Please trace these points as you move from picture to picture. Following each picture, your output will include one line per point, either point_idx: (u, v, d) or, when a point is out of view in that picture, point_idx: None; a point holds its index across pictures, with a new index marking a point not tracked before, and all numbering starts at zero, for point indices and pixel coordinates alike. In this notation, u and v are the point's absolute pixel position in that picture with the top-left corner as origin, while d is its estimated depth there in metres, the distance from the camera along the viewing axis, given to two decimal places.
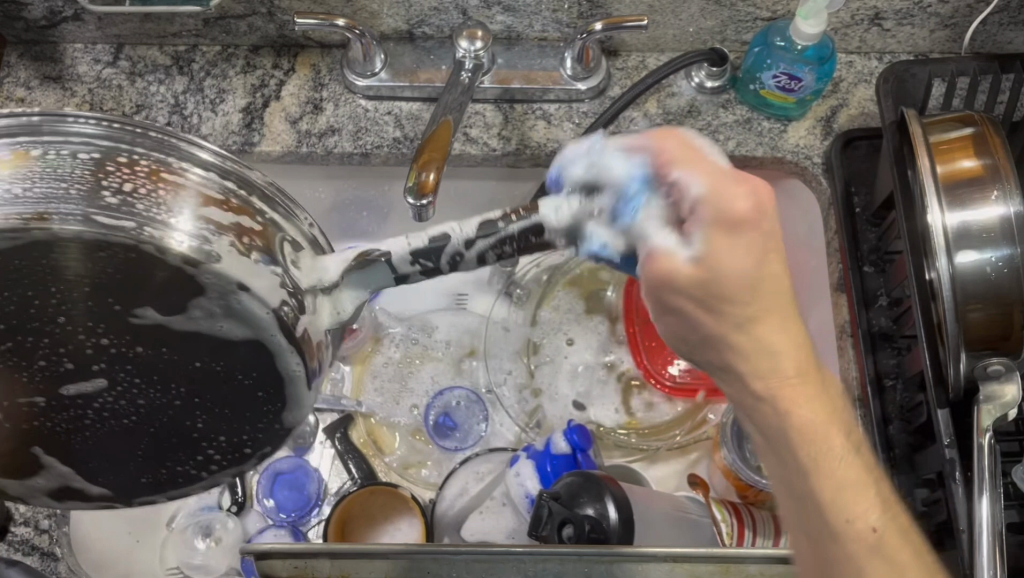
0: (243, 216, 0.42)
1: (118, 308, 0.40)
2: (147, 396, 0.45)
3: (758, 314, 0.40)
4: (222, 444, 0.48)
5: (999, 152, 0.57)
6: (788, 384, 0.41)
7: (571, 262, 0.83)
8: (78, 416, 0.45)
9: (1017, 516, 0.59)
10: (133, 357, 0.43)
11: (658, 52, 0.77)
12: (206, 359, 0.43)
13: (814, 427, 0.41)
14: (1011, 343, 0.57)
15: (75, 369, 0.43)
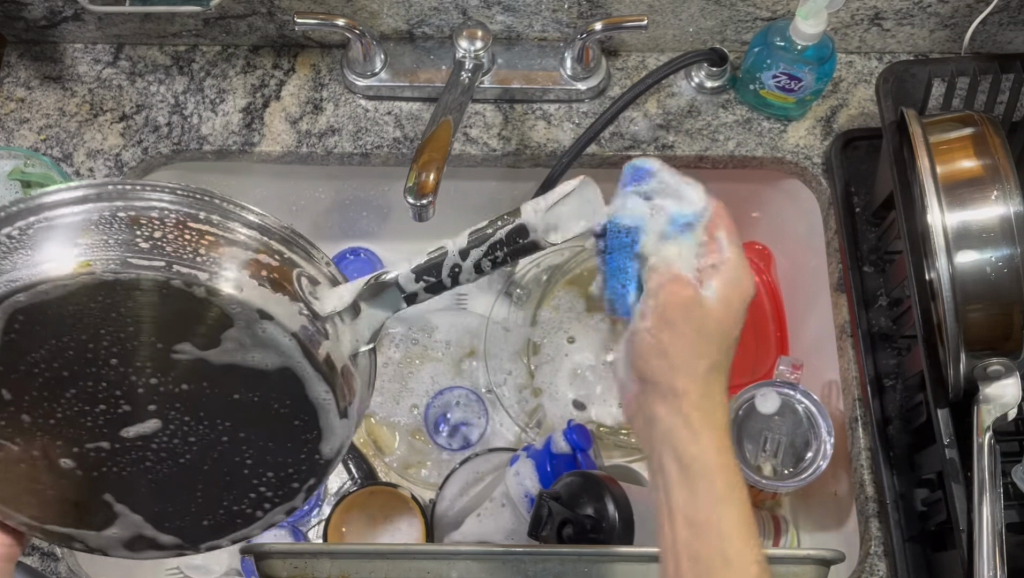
0: (280, 268, 0.43)
1: (162, 345, 0.42)
2: (197, 431, 0.45)
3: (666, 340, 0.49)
4: (270, 479, 0.47)
5: (999, 152, 0.57)
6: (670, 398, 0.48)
7: (571, 262, 0.83)
8: (140, 459, 0.46)
9: (1017, 516, 0.59)
10: (185, 395, 0.43)
11: (658, 52, 0.77)
12: (245, 391, 0.44)
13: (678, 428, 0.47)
14: (1011, 343, 0.57)
15: (132, 412, 0.44)
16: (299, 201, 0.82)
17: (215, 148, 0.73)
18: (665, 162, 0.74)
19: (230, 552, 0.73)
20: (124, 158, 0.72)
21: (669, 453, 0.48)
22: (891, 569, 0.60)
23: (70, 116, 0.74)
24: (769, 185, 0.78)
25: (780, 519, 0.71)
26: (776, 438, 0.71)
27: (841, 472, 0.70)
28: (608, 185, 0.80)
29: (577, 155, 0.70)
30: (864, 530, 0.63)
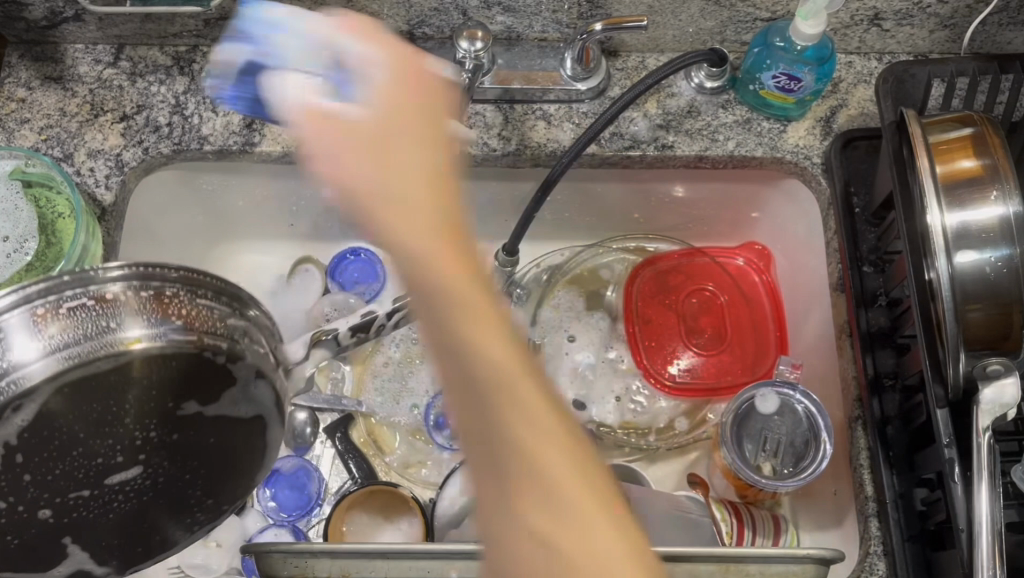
0: (193, 309, 0.45)
1: (171, 404, 0.46)
2: (169, 472, 0.48)
3: (461, 322, 0.54)
4: (209, 504, 0.52)
5: (998, 152, 0.58)
6: (495, 398, 0.53)
7: (571, 262, 0.84)
8: (113, 502, 0.47)
9: (1017, 516, 0.59)
10: (173, 444, 0.47)
11: (658, 52, 0.77)
12: (217, 434, 0.49)
13: (502, 417, 0.53)
14: (1011, 343, 0.57)
15: (121, 463, 0.46)
16: (300, 201, 0.82)
17: (215, 149, 0.73)
18: (665, 162, 0.74)
19: (230, 553, 0.73)
20: (125, 159, 0.72)
21: (513, 454, 0.52)
22: (891, 569, 0.60)
23: (71, 116, 0.74)
24: (768, 185, 0.78)
25: (780, 519, 0.71)
26: (776, 439, 0.71)
27: (841, 472, 0.70)
28: (609, 184, 0.80)
29: (577, 155, 0.70)
30: (864, 530, 0.63)
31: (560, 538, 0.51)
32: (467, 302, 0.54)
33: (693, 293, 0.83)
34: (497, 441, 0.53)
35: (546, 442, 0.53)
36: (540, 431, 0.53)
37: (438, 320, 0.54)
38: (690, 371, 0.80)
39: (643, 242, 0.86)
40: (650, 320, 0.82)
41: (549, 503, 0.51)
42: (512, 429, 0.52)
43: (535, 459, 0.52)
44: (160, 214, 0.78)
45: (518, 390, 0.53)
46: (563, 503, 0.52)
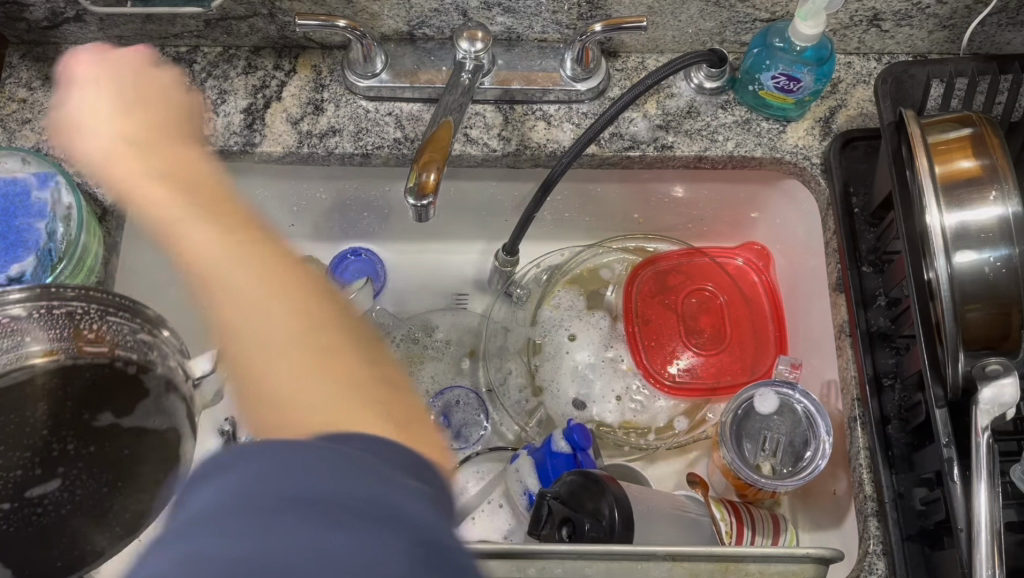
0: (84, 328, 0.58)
1: (86, 416, 0.57)
2: (86, 483, 0.55)
3: (183, 239, 0.58)
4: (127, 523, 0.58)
5: (997, 153, 0.58)
6: (223, 299, 0.54)
7: (571, 262, 0.85)
8: (31, 516, 0.54)
9: (1016, 516, 0.59)
10: (90, 454, 0.56)
11: (658, 53, 0.77)
12: (132, 447, 0.57)
13: (238, 283, 0.54)
14: (1010, 343, 0.57)
15: (40, 473, 0.54)
16: (300, 200, 0.82)
17: (216, 148, 0.73)
18: (665, 163, 0.74)
19: None
20: None
21: (260, 339, 0.49)
22: (891, 569, 0.60)
23: None
24: (768, 185, 0.78)
25: (780, 518, 0.71)
26: (776, 438, 0.72)
27: (840, 472, 0.70)
28: (608, 185, 0.80)
29: (577, 154, 0.70)
30: (863, 529, 0.63)
31: (297, 418, 0.43)
32: (200, 237, 0.57)
33: (693, 293, 0.83)
34: (243, 340, 0.50)
35: (278, 349, 0.48)
36: (281, 309, 0.51)
37: (207, 276, 0.55)
38: (689, 371, 0.80)
39: (643, 242, 0.86)
40: (649, 320, 0.82)
41: (276, 390, 0.45)
42: (262, 306, 0.52)
43: (274, 350, 0.48)
44: None
45: (228, 273, 0.55)
46: (315, 403, 0.43)
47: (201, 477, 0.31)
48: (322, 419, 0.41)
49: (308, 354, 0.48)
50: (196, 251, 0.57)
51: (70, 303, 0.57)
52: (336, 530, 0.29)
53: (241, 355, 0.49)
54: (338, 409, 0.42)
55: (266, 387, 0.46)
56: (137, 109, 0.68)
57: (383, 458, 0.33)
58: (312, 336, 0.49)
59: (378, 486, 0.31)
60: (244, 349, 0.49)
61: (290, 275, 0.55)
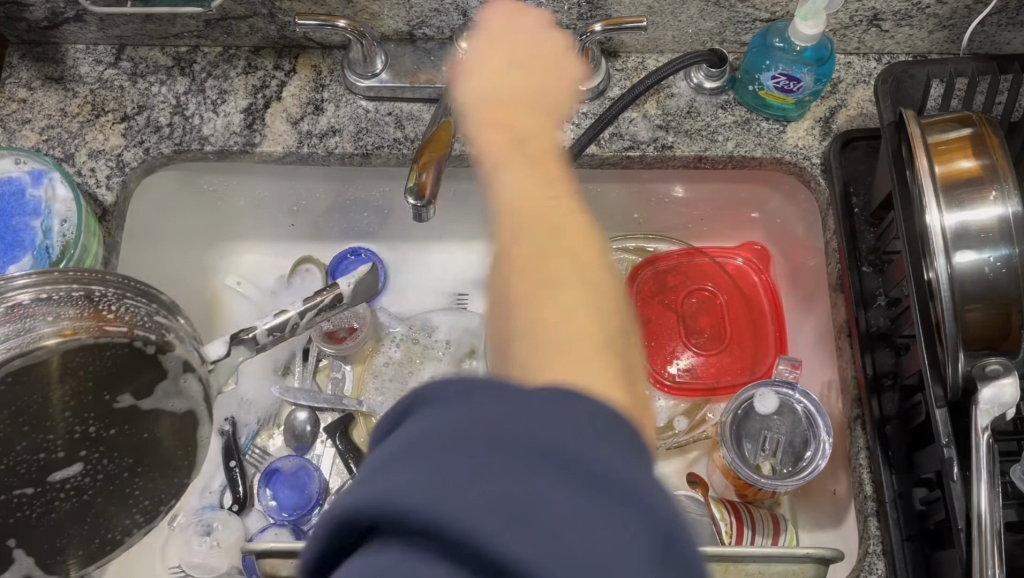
0: (89, 312, 0.50)
1: (107, 397, 0.51)
2: (107, 467, 0.54)
3: (562, 195, 0.55)
4: (145, 505, 0.58)
5: (997, 153, 0.58)
6: (552, 238, 0.50)
7: None
8: (52, 499, 0.53)
9: (1016, 516, 0.59)
10: (108, 439, 0.53)
11: (658, 53, 0.77)
12: (153, 431, 0.55)
13: (568, 227, 0.51)
14: (1009, 343, 0.57)
15: (64, 458, 0.52)
16: (300, 200, 0.82)
17: (216, 149, 0.73)
18: (665, 163, 0.74)
19: (230, 553, 0.73)
20: (126, 159, 0.72)
21: (519, 271, 0.49)
22: (891, 569, 0.60)
23: (72, 116, 0.74)
24: (769, 185, 0.78)
25: (780, 519, 0.70)
26: (776, 438, 0.72)
27: (840, 472, 0.70)
28: (608, 185, 0.80)
29: (577, 155, 0.70)
30: (863, 529, 0.63)
31: (550, 362, 0.42)
32: (566, 206, 0.54)
33: (693, 293, 0.84)
34: (510, 286, 0.48)
35: (543, 287, 0.47)
36: (569, 260, 0.49)
37: (537, 218, 0.52)
38: (689, 370, 0.81)
39: (643, 242, 0.86)
40: (649, 320, 0.83)
41: (552, 326, 0.44)
42: (564, 255, 0.49)
43: (542, 290, 0.47)
44: (159, 213, 0.78)
45: (556, 212, 0.53)
46: (579, 350, 0.43)
47: (440, 403, 0.32)
48: (551, 344, 0.43)
49: (598, 293, 0.47)
50: (555, 210, 0.53)
51: (87, 287, 0.52)
52: (581, 500, 0.28)
53: (507, 297, 0.48)
54: (587, 360, 0.42)
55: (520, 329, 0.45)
56: (500, 52, 0.64)
57: (611, 425, 0.32)
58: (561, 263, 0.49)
59: (623, 462, 0.30)
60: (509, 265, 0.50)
61: (565, 220, 0.52)
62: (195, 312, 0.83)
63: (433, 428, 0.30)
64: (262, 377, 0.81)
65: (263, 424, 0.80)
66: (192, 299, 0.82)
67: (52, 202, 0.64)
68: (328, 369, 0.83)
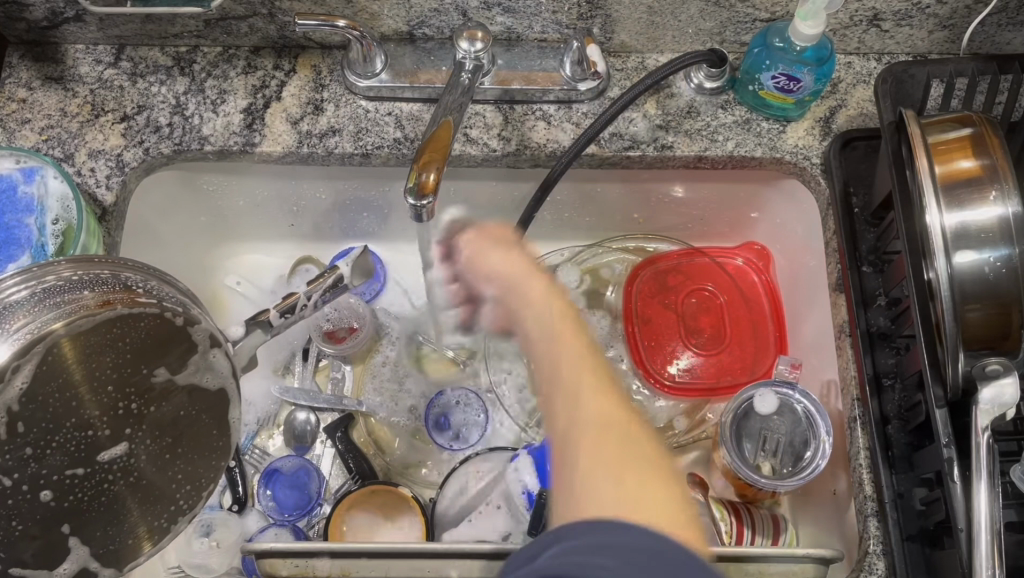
0: (114, 292, 0.52)
1: (145, 370, 0.54)
2: (150, 447, 0.56)
3: (580, 336, 0.62)
4: (187, 491, 0.59)
5: (998, 153, 0.58)
6: (567, 387, 0.59)
7: (571, 261, 0.85)
8: (101, 482, 0.54)
9: (1016, 516, 0.59)
10: (149, 415, 0.55)
11: (658, 53, 0.77)
12: (187, 407, 0.57)
13: (593, 383, 0.58)
14: (1011, 342, 0.57)
15: (109, 436, 0.53)
16: (300, 199, 0.82)
17: (216, 149, 0.73)
18: (665, 163, 0.74)
19: (229, 553, 0.73)
20: (125, 159, 0.72)
21: (573, 432, 0.57)
22: (890, 569, 0.60)
23: (72, 116, 0.74)
24: (767, 185, 0.78)
25: (780, 519, 0.71)
26: (776, 438, 0.72)
27: (840, 470, 0.70)
28: (608, 185, 0.80)
29: (577, 155, 0.70)
30: (863, 529, 0.63)
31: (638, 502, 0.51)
32: (586, 344, 0.61)
33: (693, 293, 0.84)
34: (568, 446, 0.56)
35: (597, 450, 0.54)
36: (608, 421, 0.56)
37: (556, 359, 0.61)
38: (689, 371, 0.80)
39: (643, 242, 0.87)
40: (649, 320, 0.83)
41: (617, 477, 0.53)
42: (605, 425, 0.56)
43: (600, 460, 0.53)
44: (160, 214, 0.78)
45: (592, 362, 0.60)
46: (656, 513, 0.51)
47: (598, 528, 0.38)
48: (630, 500, 0.51)
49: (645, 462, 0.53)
50: (584, 350, 0.61)
51: (116, 270, 0.54)
52: None
53: (566, 452, 0.56)
54: (672, 523, 0.50)
55: (602, 483, 0.53)
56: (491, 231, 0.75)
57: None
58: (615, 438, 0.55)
59: None
60: (552, 414, 0.60)
61: (609, 392, 0.58)
62: None
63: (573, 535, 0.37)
64: (262, 377, 0.81)
65: (263, 424, 0.80)
66: None
67: (46, 198, 0.64)
68: (327, 369, 0.83)
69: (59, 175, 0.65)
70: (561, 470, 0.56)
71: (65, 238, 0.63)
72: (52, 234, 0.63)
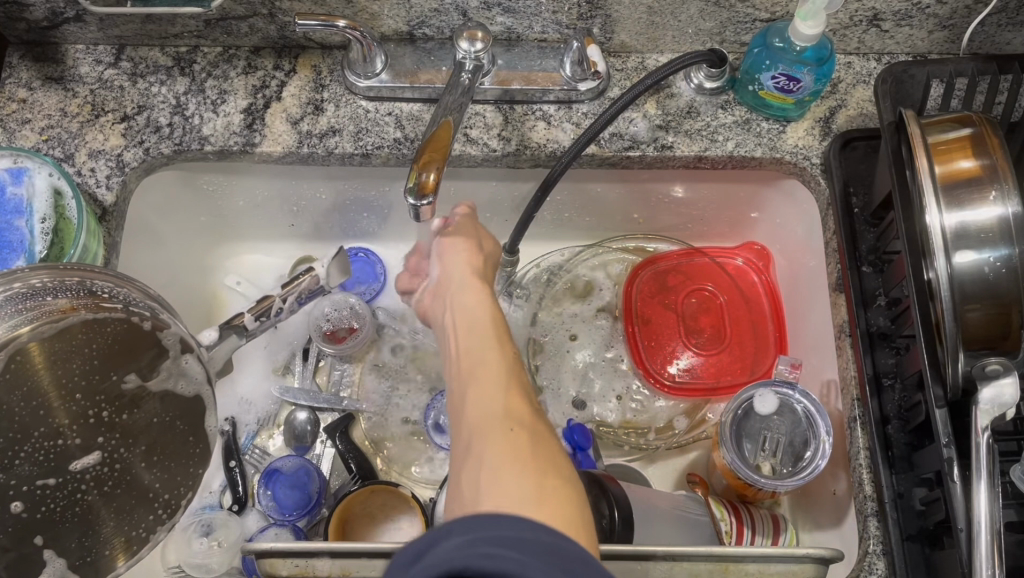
0: (80, 300, 0.53)
1: (115, 377, 0.54)
2: (124, 456, 0.56)
3: (501, 341, 0.60)
4: (165, 501, 0.59)
5: (997, 153, 0.58)
6: (477, 379, 0.56)
7: (571, 262, 0.85)
8: (74, 493, 0.54)
9: (1016, 516, 0.59)
10: (122, 424, 0.55)
11: (658, 53, 0.77)
12: (161, 413, 0.58)
13: (507, 380, 0.55)
14: (1011, 343, 0.57)
15: (80, 445, 0.54)
16: (298, 199, 0.82)
17: (216, 149, 0.73)
18: (664, 163, 0.74)
19: (230, 552, 0.73)
20: (126, 159, 0.72)
21: (468, 418, 0.52)
22: (890, 569, 0.60)
23: (72, 116, 0.74)
24: (767, 185, 0.78)
25: (780, 519, 0.71)
26: (776, 438, 0.72)
27: (840, 472, 0.70)
28: (608, 185, 0.80)
29: (576, 155, 0.70)
30: (863, 529, 0.63)
31: (510, 478, 0.46)
32: (504, 347, 0.59)
33: (693, 293, 0.84)
34: (463, 434, 0.51)
35: (490, 433, 0.49)
36: (512, 410, 0.52)
37: (473, 356, 0.58)
38: (689, 371, 0.81)
39: (643, 242, 0.87)
40: (649, 320, 0.83)
41: (503, 455, 0.47)
42: (507, 413, 0.51)
43: (493, 441, 0.49)
44: (159, 214, 0.78)
45: (508, 364, 0.57)
46: (535, 490, 0.45)
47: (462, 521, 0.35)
48: (510, 480, 0.46)
49: (542, 450, 0.49)
50: (502, 351, 0.59)
51: (86, 277, 0.54)
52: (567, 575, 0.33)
53: (459, 443, 0.51)
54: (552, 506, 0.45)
55: (484, 461, 0.47)
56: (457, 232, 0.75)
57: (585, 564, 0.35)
58: (530, 431, 0.50)
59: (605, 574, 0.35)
60: (459, 416, 0.53)
61: (517, 388, 0.55)
62: (195, 310, 0.83)
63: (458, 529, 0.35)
64: (262, 377, 0.82)
65: (263, 424, 0.80)
66: (191, 299, 0.83)
67: (34, 199, 0.64)
68: (327, 369, 0.83)
69: (51, 175, 0.65)
70: (463, 460, 0.49)
71: (57, 240, 0.64)
72: (41, 234, 0.63)
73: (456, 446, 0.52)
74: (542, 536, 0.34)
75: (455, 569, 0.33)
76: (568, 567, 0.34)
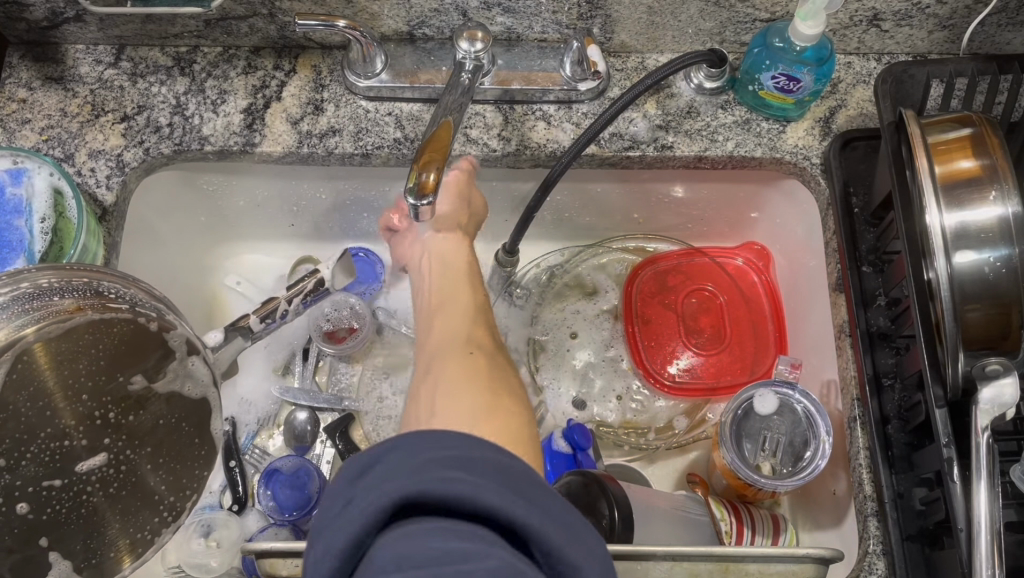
0: (88, 301, 0.53)
1: (120, 377, 0.55)
2: (130, 457, 0.56)
3: (469, 298, 0.68)
4: (170, 502, 0.59)
5: (997, 153, 0.58)
6: (448, 328, 0.64)
7: (571, 262, 0.85)
8: (80, 494, 0.54)
9: (1016, 516, 0.59)
10: (128, 425, 0.56)
11: (658, 53, 0.77)
12: (167, 416, 0.58)
13: (473, 329, 0.64)
14: (1011, 342, 0.56)
15: (86, 446, 0.53)
16: (298, 199, 0.82)
17: (216, 149, 0.73)
18: (665, 163, 0.74)
19: (230, 552, 0.73)
20: (126, 159, 0.72)
21: (434, 355, 0.61)
22: (890, 569, 0.60)
23: (72, 116, 0.74)
24: (767, 185, 0.78)
25: (779, 519, 0.71)
26: (776, 438, 0.72)
27: (840, 471, 0.70)
28: (608, 185, 0.80)
29: (576, 155, 0.70)
30: (863, 529, 0.63)
31: (463, 397, 0.54)
32: (472, 302, 0.68)
33: (693, 293, 0.84)
34: (428, 367, 0.60)
35: (451, 365, 0.58)
36: (474, 350, 0.61)
37: (447, 309, 0.66)
38: (689, 371, 0.81)
39: (643, 242, 0.87)
40: (648, 319, 0.83)
41: (458, 380, 0.56)
42: (467, 350, 0.60)
43: (451, 371, 0.57)
44: (160, 215, 0.78)
45: (477, 318, 0.66)
46: (480, 407, 0.54)
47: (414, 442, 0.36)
48: (462, 400, 0.54)
49: (493, 380, 0.57)
50: (472, 309, 0.67)
51: (94, 278, 0.55)
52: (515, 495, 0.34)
53: (423, 375, 0.60)
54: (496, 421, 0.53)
55: (441, 384, 0.56)
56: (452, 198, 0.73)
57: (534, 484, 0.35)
58: (488, 361, 0.59)
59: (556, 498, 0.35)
60: (426, 354, 0.62)
61: (481, 336, 0.63)
62: (195, 309, 0.83)
63: (412, 453, 0.35)
64: (262, 377, 0.82)
65: (263, 424, 0.80)
66: (192, 299, 0.83)
67: (33, 199, 0.64)
68: (327, 369, 0.83)
69: (52, 174, 0.65)
70: (423, 384, 0.58)
71: (57, 239, 0.64)
72: (40, 234, 0.63)
73: (420, 378, 0.60)
74: (488, 454, 0.36)
75: (409, 495, 0.34)
76: (520, 489, 0.35)
